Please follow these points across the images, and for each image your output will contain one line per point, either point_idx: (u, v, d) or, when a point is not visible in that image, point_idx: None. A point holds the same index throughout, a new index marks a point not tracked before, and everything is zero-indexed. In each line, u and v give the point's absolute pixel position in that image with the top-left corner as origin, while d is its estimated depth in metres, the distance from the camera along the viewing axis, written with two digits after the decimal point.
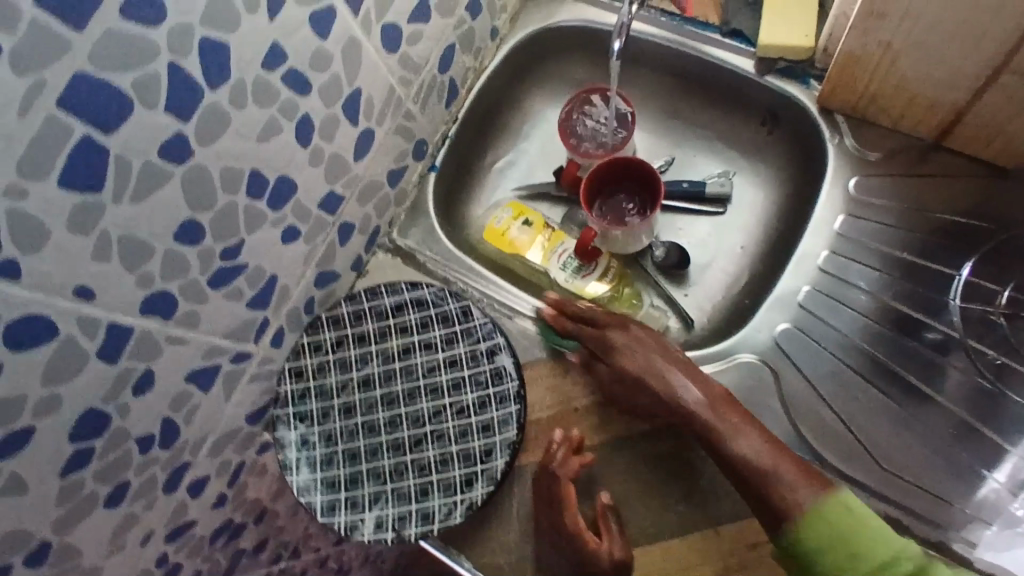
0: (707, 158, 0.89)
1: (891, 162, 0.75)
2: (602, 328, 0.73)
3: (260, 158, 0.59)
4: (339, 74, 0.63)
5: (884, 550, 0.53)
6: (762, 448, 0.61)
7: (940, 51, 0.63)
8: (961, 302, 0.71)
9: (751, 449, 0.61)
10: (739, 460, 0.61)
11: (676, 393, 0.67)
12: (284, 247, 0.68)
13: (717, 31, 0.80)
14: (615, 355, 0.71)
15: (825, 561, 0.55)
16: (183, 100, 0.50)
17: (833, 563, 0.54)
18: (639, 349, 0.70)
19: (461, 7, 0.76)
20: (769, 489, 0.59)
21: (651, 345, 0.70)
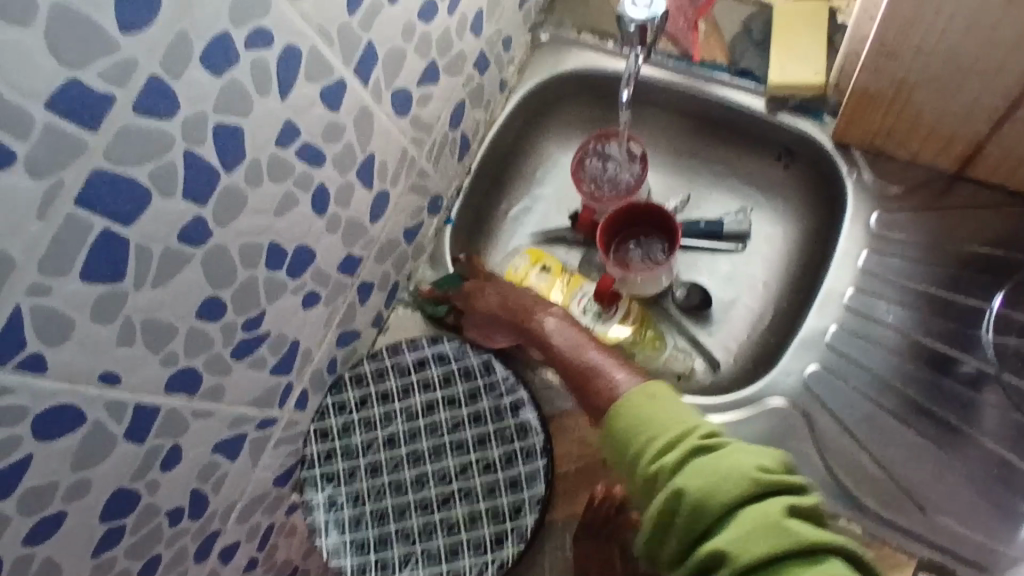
0: (723, 195, 0.88)
1: (912, 196, 0.73)
2: (467, 285, 0.80)
3: (277, 230, 0.60)
4: (351, 142, 0.64)
5: (677, 424, 0.52)
6: (600, 356, 0.66)
7: (956, 85, 0.62)
8: (993, 336, 0.68)
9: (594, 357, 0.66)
10: (571, 362, 0.67)
11: (531, 319, 0.74)
12: (304, 312, 0.68)
13: (726, 71, 0.81)
14: (477, 299, 0.79)
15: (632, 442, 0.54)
16: (200, 186, 0.51)
17: (637, 445, 0.53)
18: (496, 289, 0.79)
19: (469, 65, 0.77)
20: (593, 377, 0.64)
21: (502, 286, 0.78)
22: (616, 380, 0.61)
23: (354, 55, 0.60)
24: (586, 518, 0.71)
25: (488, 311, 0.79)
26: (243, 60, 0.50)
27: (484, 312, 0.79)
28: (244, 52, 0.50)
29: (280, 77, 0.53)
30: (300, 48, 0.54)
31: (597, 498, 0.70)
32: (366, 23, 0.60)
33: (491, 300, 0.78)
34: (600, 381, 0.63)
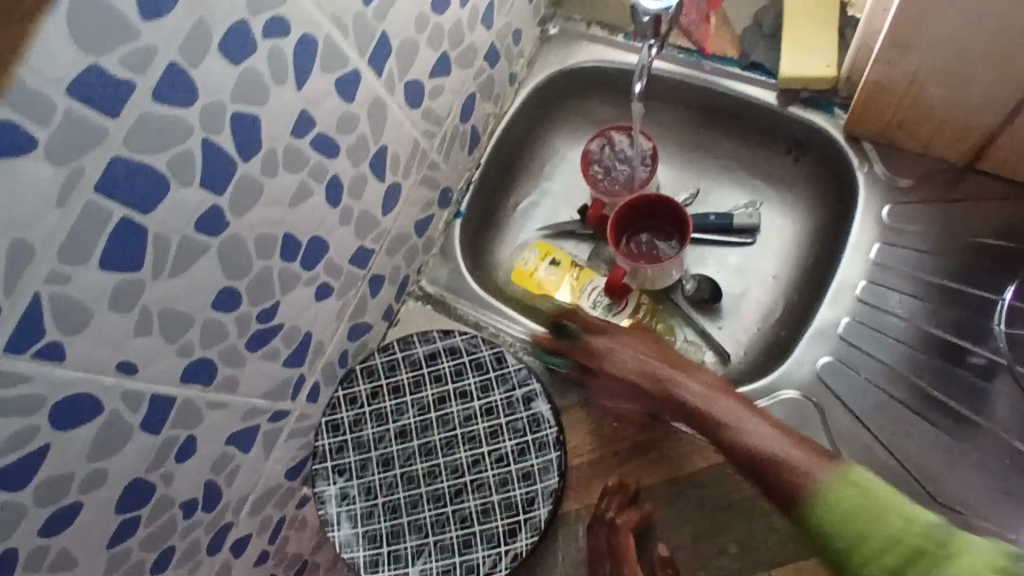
0: (733, 189, 0.88)
1: (923, 188, 0.73)
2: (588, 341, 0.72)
3: (292, 221, 0.60)
4: (365, 134, 0.64)
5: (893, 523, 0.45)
6: (759, 427, 0.58)
7: (969, 78, 0.62)
8: (1006, 328, 0.69)
9: (750, 432, 0.58)
10: (734, 441, 0.58)
11: (672, 386, 0.65)
12: (317, 305, 0.68)
13: (737, 64, 0.81)
14: (604, 364, 0.71)
15: (840, 538, 0.47)
16: (216, 177, 0.51)
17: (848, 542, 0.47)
18: (626, 351, 0.70)
19: (479, 58, 0.77)
20: (785, 463, 0.54)
21: (640, 339, 0.70)
22: (810, 466, 0.52)
23: (368, 46, 0.60)
24: (598, 507, 0.70)
25: (614, 370, 0.70)
26: (259, 49, 0.50)
27: (609, 371, 0.71)
28: (261, 41, 0.50)
29: (296, 67, 0.53)
30: (316, 38, 0.54)
31: (611, 487, 0.70)
32: (380, 14, 0.60)
33: (617, 357, 0.70)
34: (783, 468, 0.53)
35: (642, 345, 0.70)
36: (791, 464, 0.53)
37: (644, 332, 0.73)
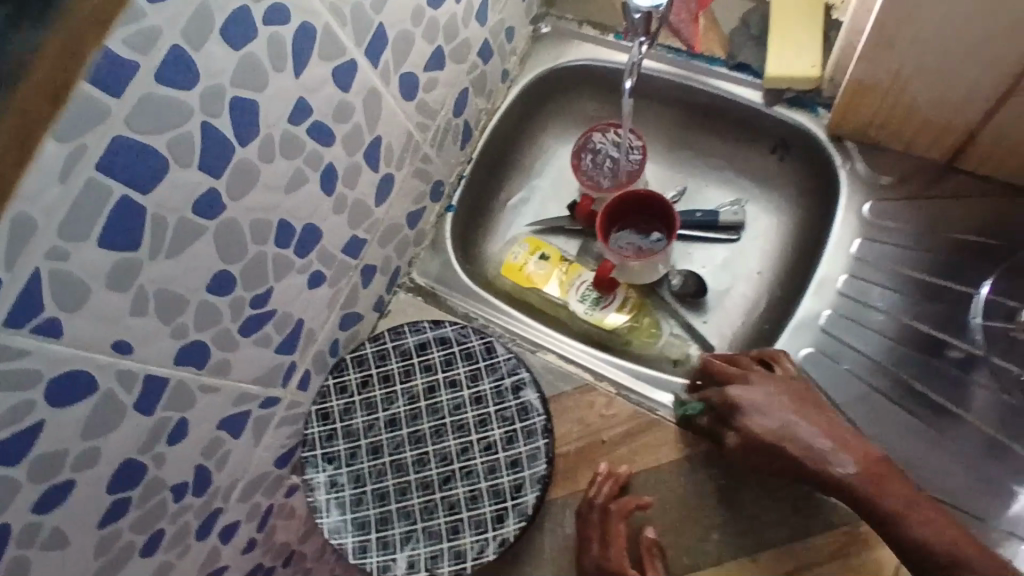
0: (719, 188, 0.91)
1: (903, 186, 0.75)
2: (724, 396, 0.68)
3: (287, 207, 0.61)
4: (360, 123, 0.65)
5: None
6: (937, 530, 0.57)
7: (949, 76, 0.64)
8: (981, 320, 0.71)
9: (923, 533, 0.57)
10: (909, 538, 0.57)
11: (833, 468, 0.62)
12: (309, 292, 0.69)
13: (724, 64, 0.83)
14: (744, 423, 0.66)
15: None
16: (214, 159, 0.52)
17: None
18: (771, 413, 0.65)
19: (473, 53, 0.79)
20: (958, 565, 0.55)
21: (797, 403, 0.66)
22: None
23: (365, 37, 0.61)
24: (589, 492, 0.70)
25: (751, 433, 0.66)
26: (259, 35, 0.51)
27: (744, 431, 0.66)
28: (261, 27, 0.51)
29: (295, 54, 0.54)
30: (314, 27, 0.55)
31: (603, 472, 0.71)
32: (378, 5, 0.61)
33: (760, 418, 0.66)
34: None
35: (791, 404, 0.66)
36: (963, 566, 0.55)
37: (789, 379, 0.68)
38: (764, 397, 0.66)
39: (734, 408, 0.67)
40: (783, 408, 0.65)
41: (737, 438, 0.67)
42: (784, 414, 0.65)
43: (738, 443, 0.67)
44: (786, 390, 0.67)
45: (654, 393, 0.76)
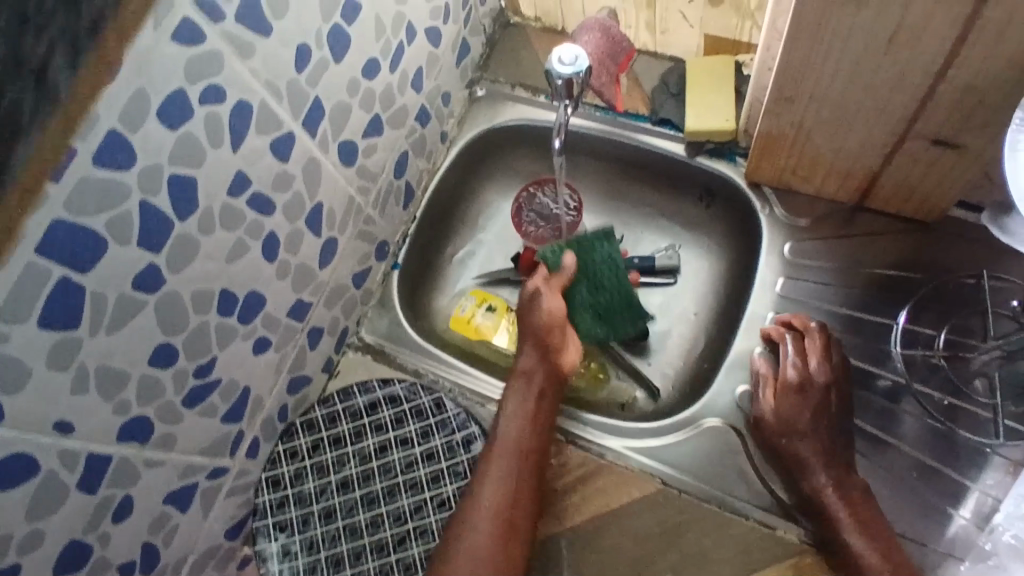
0: (654, 234, 0.96)
1: (821, 227, 0.81)
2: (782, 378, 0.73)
3: (228, 275, 0.62)
4: (300, 191, 0.67)
5: None
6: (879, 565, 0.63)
7: (848, 125, 0.69)
8: (902, 349, 0.76)
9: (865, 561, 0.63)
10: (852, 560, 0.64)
11: (824, 481, 0.68)
12: (254, 359, 0.69)
13: (648, 120, 0.88)
14: (784, 413, 0.72)
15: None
16: (155, 234, 0.53)
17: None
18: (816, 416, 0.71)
19: (410, 118, 0.82)
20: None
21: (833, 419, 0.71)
22: None
23: (302, 109, 0.63)
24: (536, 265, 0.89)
25: (782, 424, 0.71)
26: (196, 114, 0.53)
27: (778, 421, 0.72)
28: (198, 107, 0.52)
29: (231, 129, 0.56)
30: (250, 104, 0.57)
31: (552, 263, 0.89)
32: (314, 79, 0.63)
33: (798, 418, 0.71)
34: None
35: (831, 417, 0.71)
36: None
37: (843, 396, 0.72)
38: (829, 386, 0.72)
39: (790, 383, 0.72)
40: (824, 408, 0.71)
41: (767, 410, 0.73)
42: (819, 412, 0.71)
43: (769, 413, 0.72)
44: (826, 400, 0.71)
45: (598, 439, 0.77)
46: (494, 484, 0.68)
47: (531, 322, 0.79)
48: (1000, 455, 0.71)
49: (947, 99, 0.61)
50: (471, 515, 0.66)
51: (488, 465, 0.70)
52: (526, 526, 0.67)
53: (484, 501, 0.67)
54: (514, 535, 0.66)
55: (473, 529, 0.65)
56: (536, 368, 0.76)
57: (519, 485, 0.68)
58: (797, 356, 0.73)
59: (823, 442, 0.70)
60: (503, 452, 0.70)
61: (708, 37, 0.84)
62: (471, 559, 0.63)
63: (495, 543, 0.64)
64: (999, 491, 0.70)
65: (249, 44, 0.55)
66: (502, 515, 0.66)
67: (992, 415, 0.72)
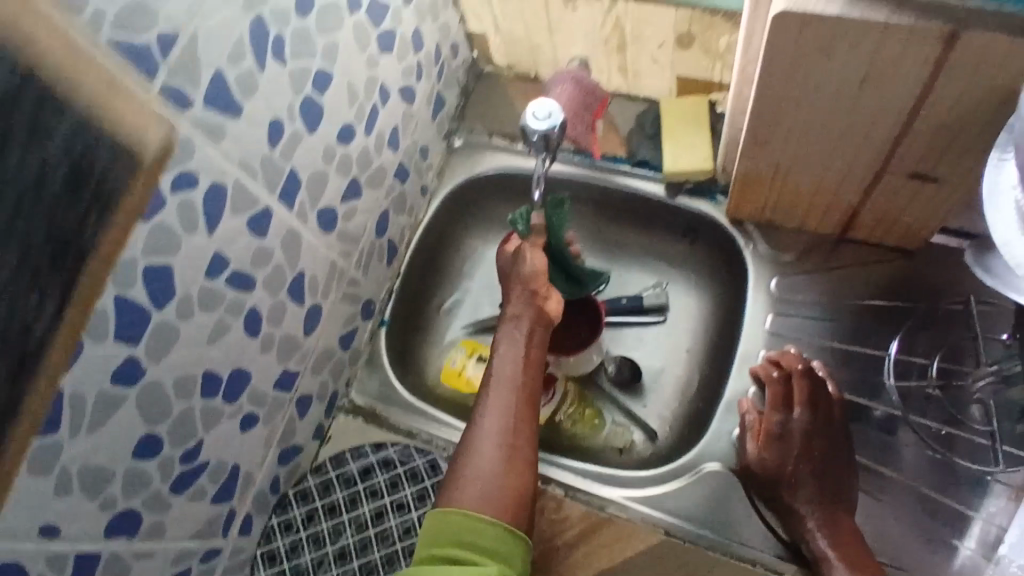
0: (640, 272, 0.95)
1: (806, 260, 0.81)
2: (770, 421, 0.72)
3: (210, 357, 0.61)
4: (281, 264, 0.66)
5: None
6: None
7: (825, 164, 0.69)
8: (896, 380, 0.76)
9: None
10: None
11: (810, 524, 0.68)
12: (241, 436, 0.69)
13: (627, 162, 0.88)
14: (768, 458, 0.71)
15: None
16: (132, 327, 0.52)
17: None
18: (801, 461, 0.71)
19: (389, 176, 0.82)
20: None
21: (822, 461, 0.71)
22: None
23: (278, 182, 0.63)
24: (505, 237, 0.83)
25: (767, 469, 0.71)
26: (168, 203, 0.52)
27: (763, 466, 0.71)
28: (170, 195, 0.52)
29: (206, 212, 0.55)
30: (224, 186, 0.57)
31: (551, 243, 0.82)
32: (288, 153, 0.63)
33: (783, 463, 0.71)
34: None
35: (819, 459, 0.71)
36: None
37: (829, 434, 0.72)
38: (812, 431, 0.72)
39: (779, 424, 0.72)
40: (809, 451, 0.71)
41: (754, 457, 0.72)
42: (803, 457, 0.71)
43: (760, 456, 0.71)
44: (813, 441, 0.71)
45: (599, 489, 0.77)
46: (494, 414, 0.69)
47: (517, 271, 0.77)
48: (1001, 483, 0.70)
49: (921, 136, 0.62)
50: (475, 443, 0.68)
51: (488, 395, 0.71)
52: (529, 450, 0.69)
53: (487, 428, 0.68)
54: (519, 457, 0.67)
55: (478, 454, 0.67)
56: (525, 314, 0.75)
57: (519, 413, 0.70)
58: (783, 398, 0.73)
59: (809, 490, 0.69)
60: (500, 385, 0.71)
61: (681, 78, 0.85)
62: (478, 481, 0.65)
63: (500, 467, 0.66)
64: (1003, 519, 0.69)
65: (220, 127, 0.55)
66: (505, 442, 0.68)
67: (990, 442, 0.72)
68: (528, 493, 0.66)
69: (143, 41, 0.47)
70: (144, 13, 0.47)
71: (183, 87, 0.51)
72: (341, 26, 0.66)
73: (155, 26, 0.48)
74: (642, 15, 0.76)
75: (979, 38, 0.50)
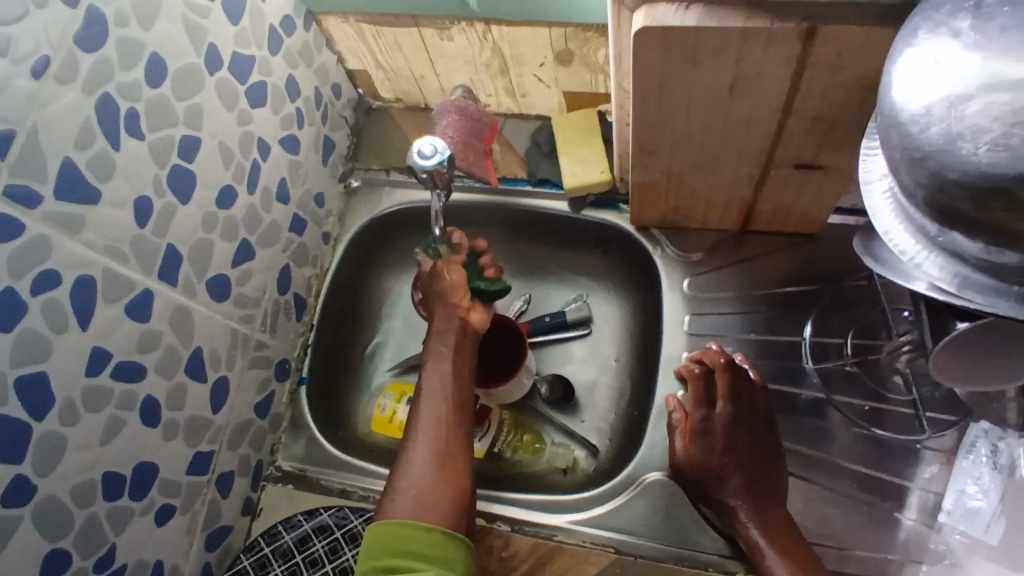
0: (559, 288, 0.95)
1: (713, 257, 0.83)
2: (697, 419, 0.73)
3: (107, 459, 0.57)
4: (172, 344, 0.63)
5: None
6: None
7: (713, 165, 0.70)
8: (815, 363, 0.78)
9: None
10: None
11: (741, 514, 0.68)
12: (159, 532, 0.65)
13: (527, 183, 0.88)
14: (696, 454, 0.71)
15: None
16: (10, 448, 0.49)
17: None
18: (730, 453, 0.71)
19: (284, 231, 0.78)
20: None
21: (749, 451, 0.71)
22: None
23: (156, 262, 0.60)
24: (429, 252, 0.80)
25: (699, 465, 0.71)
26: (31, 307, 0.49)
27: (695, 463, 0.71)
28: (32, 299, 0.49)
29: (77, 310, 0.53)
30: (92, 277, 0.54)
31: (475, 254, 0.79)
32: (161, 229, 0.60)
33: (711, 457, 0.71)
34: None
35: (746, 449, 0.71)
36: None
37: (752, 423, 0.73)
38: (733, 426, 0.72)
39: (706, 418, 0.72)
40: (733, 444, 0.71)
41: (686, 454, 0.72)
42: (726, 452, 0.71)
43: (691, 453, 0.72)
44: (741, 432, 0.72)
45: (545, 516, 0.75)
46: (426, 424, 0.67)
47: (434, 286, 0.75)
48: (930, 449, 0.73)
49: (797, 129, 0.63)
50: (407, 455, 0.66)
51: (418, 407, 0.69)
52: (464, 455, 0.67)
53: (419, 439, 0.66)
54: (453, 463, 0.65)
55: (410, 465, 0.65)
56: (452, 323, 0.73)
57: (451, 420, 0.68)
58: (705, 396, 0.73)
59: (738, 481, 0.69)
60: (430, 394, 0.69)
61: (568, 93, 0.85)
62: (411, 491, 0.63)
63: (433, 476, 0.64)
64: (938, 486, 0.72)
65: (79, 217, 0.52)
66: (437, 450, 0.66)
67: (914, 411, 0.75)
68: (467, 496, 0.65)
69: None
70: None
71: (28, 184, 0.48)
72: (202, 87, 0.63)
73: None
74: (516, 39, 0.76)
75: (835, 32, 0.51)
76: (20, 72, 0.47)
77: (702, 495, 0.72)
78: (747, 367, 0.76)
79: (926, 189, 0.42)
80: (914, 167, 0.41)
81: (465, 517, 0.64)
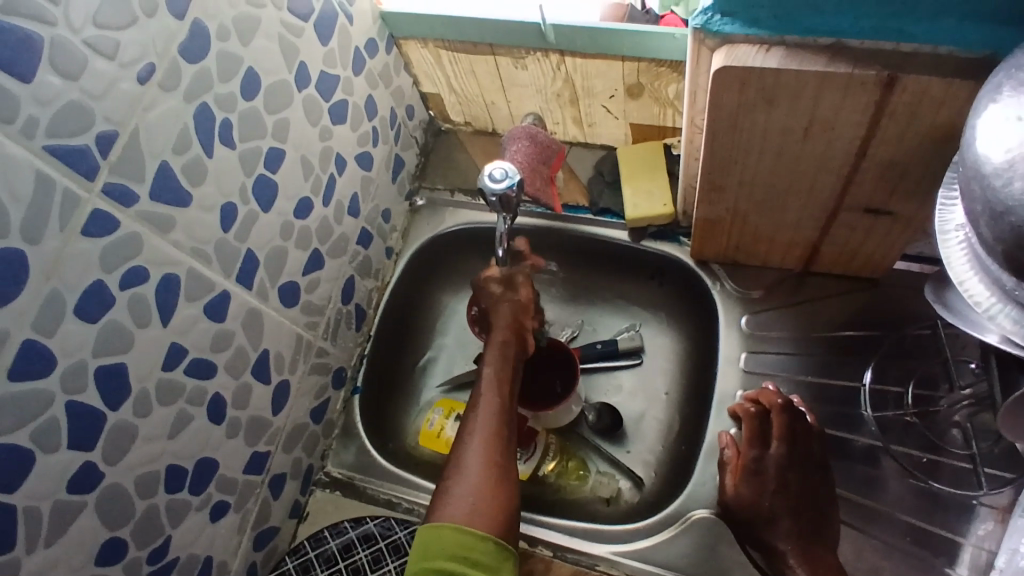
0: (613, 317, 0.95)
1: (772, 296, 0.82)
2: (749, 459, 0.72)
3: (172, 451, 0.60)
4: (241, 345, 0.65)
5: None
6: None
7: (780, 206, 0.71)
8: (874, 411, 0.77)
9: None
10: None
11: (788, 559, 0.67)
12: (212, 527, 0.67)
13: (588, 211, 0.90)
14: (745, 493, 0.70)
15: None
16: (86, 433, 0.51)
17: None
18: (780, 496, 0.70)
19: (352, 243, 0.81)
20: None
21: (800, 495, 0.70)
22: None
23: (234, 266, 0.63)
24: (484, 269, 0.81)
25: (748, 505, 0.70)
26: (118, 300, 0.52)
27: (743, 503, 0.70)
28: (119, 293, 0.52)
29: (159, 306, 0.56)
30: (177, 276, 0.57)
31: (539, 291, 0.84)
32: (242, 234, 0.63)
33: (757, 498, 0.70)
34: None
35: (799, 494, 0.70)
36: None
37: (804, 466, 0.71)
38: (786, 466, 0.71)
39: (757, 458, 0.72)
40: (783, 488, 0.70)
41: (738, 494, 0.71)
42: (778, 493, 0.70)
43: (741, 492, 0.71)
44: (794, 474, 0.71)
45: (585, 545, 0.75)
46: (480, 433, 0.69)
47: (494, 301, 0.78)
48: (985, 505, 0.71)
49: (869, 174, 0.63)
50: (463, 460, 0.67)
51: (473, 417, 0.70)
52: (514, 467, 0.68)
53: (473, 445, 0.68)
54: (505, 473, 0.67)
55: (466, 469, 0.66)
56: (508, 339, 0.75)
57: (503, 432, 0.69)
58: (758, 435, 0.72)
59: (787, 524, 0.68)
60: (485, 405, 0.71)
61: (636, 126, 0.86)
62: (464, 494, 0.64)
63: (489, 480, 0.65)
64: (992, 543, 0.69)
65: (169, 219, 0.55)
66: (491, 458, 0.67)
67: (972, 466, 0.72)
68: (516, 505, 0.66)
69: (80, 142, 0.47)
70: (84, 115, 0.47)
71: (126, 185, 0.51)
72: (290, 102, 0.66)
73: (94, 126, 0.48)
74: (589, 71, 0.77)
75: (917, 81, 0.51)
76: (128, 79, 0.50)
77: (751, 537, 0.70)
78: (803, 410, 0.75)
79: (1007, 242, 0.41)
80: (995, 221, 0.41)
81: (514, 527, 0.65)
